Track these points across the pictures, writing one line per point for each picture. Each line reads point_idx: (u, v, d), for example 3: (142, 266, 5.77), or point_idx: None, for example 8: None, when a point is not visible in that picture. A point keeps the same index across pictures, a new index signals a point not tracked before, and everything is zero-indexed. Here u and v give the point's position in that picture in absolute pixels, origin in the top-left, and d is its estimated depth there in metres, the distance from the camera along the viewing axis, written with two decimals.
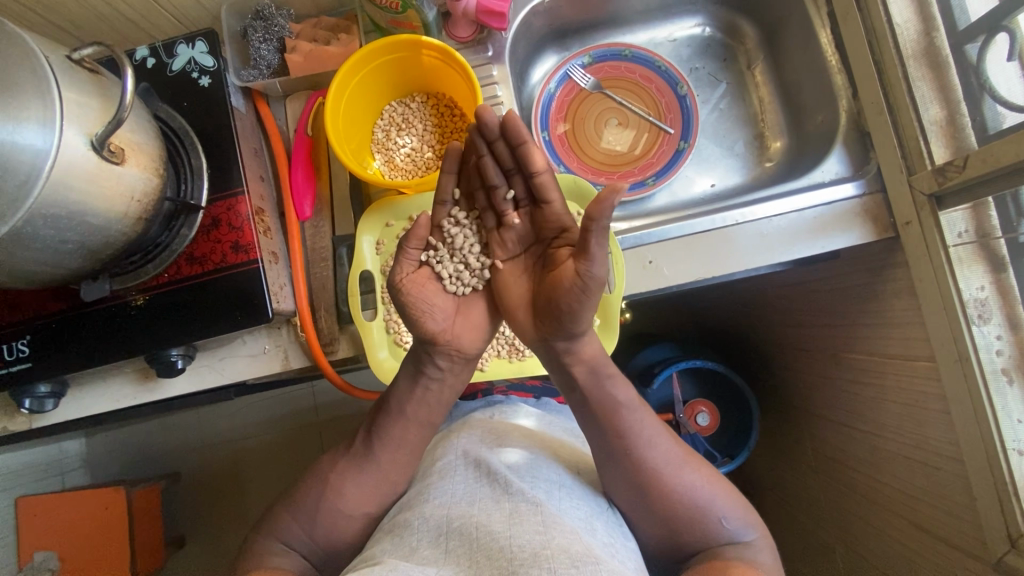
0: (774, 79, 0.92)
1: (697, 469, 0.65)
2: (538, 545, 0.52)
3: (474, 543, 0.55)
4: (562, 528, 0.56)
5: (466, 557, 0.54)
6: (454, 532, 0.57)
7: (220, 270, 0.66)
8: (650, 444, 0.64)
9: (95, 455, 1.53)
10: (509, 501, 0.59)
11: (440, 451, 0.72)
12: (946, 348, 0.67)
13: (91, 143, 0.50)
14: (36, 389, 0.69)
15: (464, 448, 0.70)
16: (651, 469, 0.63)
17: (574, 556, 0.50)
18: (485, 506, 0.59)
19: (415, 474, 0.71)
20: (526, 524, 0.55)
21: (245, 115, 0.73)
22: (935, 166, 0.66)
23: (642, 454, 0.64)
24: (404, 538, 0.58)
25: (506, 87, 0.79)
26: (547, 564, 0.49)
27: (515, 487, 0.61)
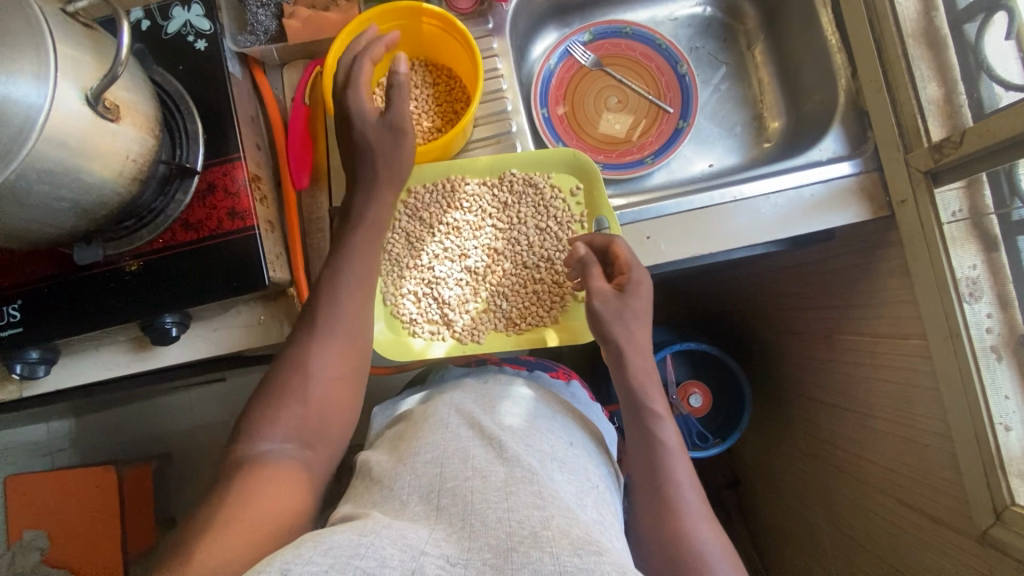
0: (773, 59, 0.92)
1: (713, 526, 0.64)
2: (538, 525, 0.51)
3: (467, 506, 0.54)
4: (559, 502, 0.56)
5: (458, 518, 0.53)
6: (446, 491, 0.56)
7: (215, 237, 0.65)
8: (678, 471, 0.66)
9: (84, 435, 1.52)
10: (505, 468, 0.59)
11: (435, 408, 0.72)
12: (937, 324, 0.68)
13: (85, 98, 0.49)
14: (26, 354, 0.67)
15: (461, 411, 0.70)
16: (669, 494, 0.65)
17: (576, 544, 0.49)
18: (479, 467, 0.59)
19: (407, 427, 0.71)
20: (522, 496, 0.55)
21: (241, 81, 0.72)
22: (932, 144, 0.67)
23: (668, 477, 0.65)
24: (394, 492, 0.58)
25: (505, 59, 0.79)
26: (549, 548, 0.48)
27: (511, 456, 0.61)
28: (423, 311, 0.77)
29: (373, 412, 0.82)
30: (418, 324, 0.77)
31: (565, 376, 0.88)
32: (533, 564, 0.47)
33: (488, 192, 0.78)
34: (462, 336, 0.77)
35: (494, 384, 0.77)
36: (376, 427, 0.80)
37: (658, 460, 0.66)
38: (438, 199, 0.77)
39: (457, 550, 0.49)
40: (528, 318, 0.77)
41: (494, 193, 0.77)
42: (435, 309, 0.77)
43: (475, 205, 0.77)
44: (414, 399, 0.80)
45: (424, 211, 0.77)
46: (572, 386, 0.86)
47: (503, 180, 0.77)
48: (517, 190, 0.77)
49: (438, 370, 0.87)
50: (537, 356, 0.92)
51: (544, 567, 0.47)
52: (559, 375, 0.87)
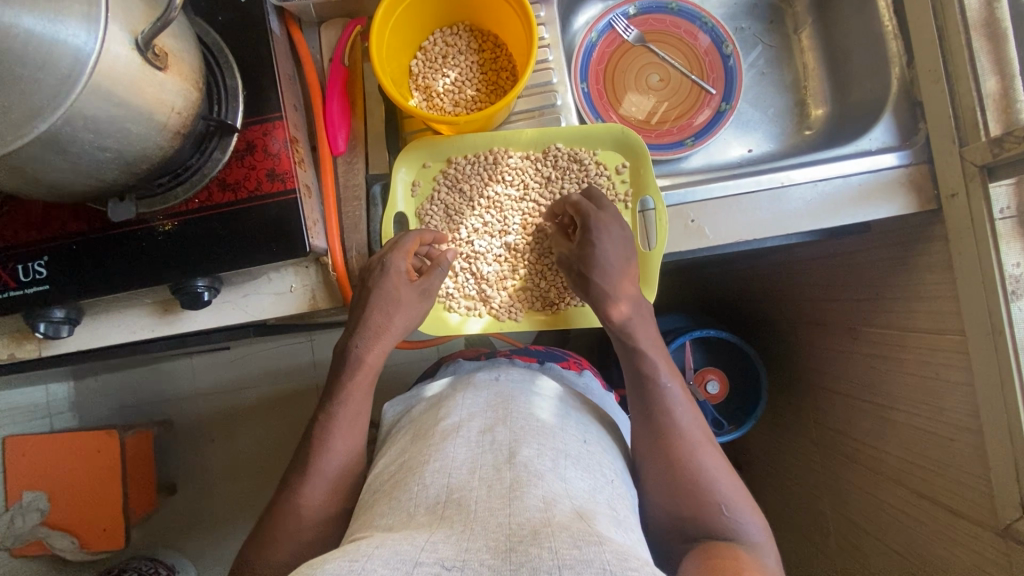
0: (821, 44, 0.90)
1: (716, 456, 0.64)
2: (538, 524, 0.47)
3: (471, 514, 0.49)
4: (564, 503, 0.51)
5: (461, 524, 0.48)
6: (451, 503, 0.51)
7: (255, 198, 0.63)
8: (672, 403, 0.65)
9: (85, 398, 1.50)
10: (510, 470, 0.54)
11: (444, 408, 0.66)
12: (979, 320, 0.68)
13: (135, 43, 0.46)
14: (51, 313, 0.65)
15: (469, 410, 0.65)
16: (673, 434, 0.63)
17: (575, 535, 0.44)
18: (485, 475, 0.54)
19: (417, 430, 0.65)
20: (528, 500, 0.50)
21: (280, 38, 0.69)
22: (990, 138, 0.66)
23: (663, 410, 0.65)
24: (402, 502, 0.53)
25: (552, 28, 0.76)
26: (547, 543, 0.44)
27: (519, 457, 0.56)
28: (461, 286, 0.77)
29: (386, 404, 0.79)
30: (455, 300, 0.78)
31: (577, 366, 0.86)
32: (531, 561, 0.42)
33: (531, 166, 0.76)
34: (500, 312, 0.78)
35: (507, 382, 0.71)
36: (390, 419, 0.77)
37: (651, 394, 0.66)
38: (479, 171, 0.76)
39: (455, 552, 0.44)
40: (565, 297, 0.78)
41: (538, 167, 0.76)
42: (473, 284, 0.78)
43: (517, 178, 0.76)
44: (435, 388, 0.77)
45: (465, 183, 0.77)
46: (584, 377, 0.84)
47: (549, 155, 0.76)
48: (561, 165, 0.76)
49: (451, 363, 0.86)
50: (547, 348, 0.90)
51: (542, 564, 0.42)
52: (569, 366, 0.85)
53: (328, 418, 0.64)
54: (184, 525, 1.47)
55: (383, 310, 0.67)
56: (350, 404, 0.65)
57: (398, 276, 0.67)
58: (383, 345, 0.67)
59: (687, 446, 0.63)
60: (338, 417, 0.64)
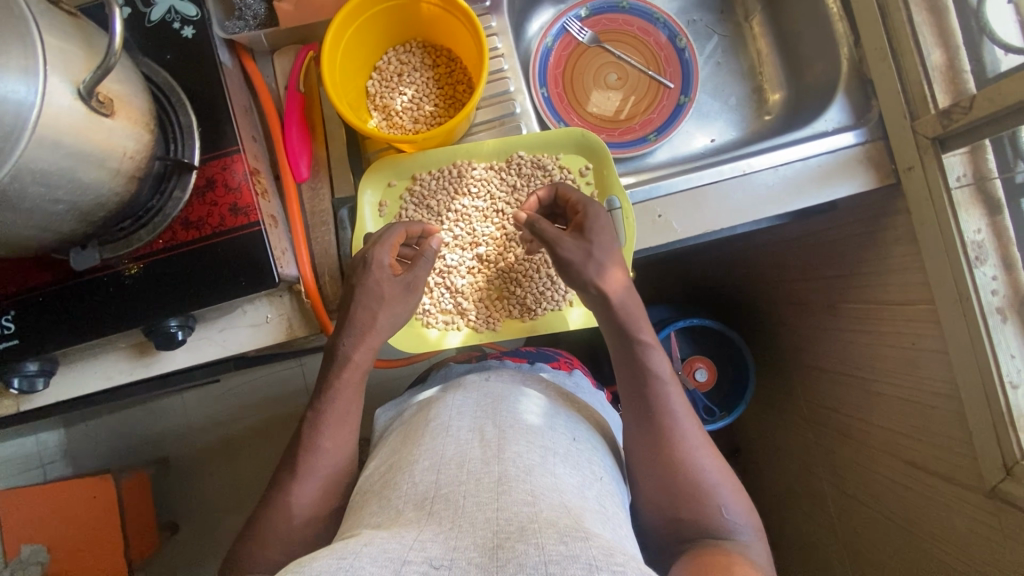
0: (771, 30, 0.92)
1: (711, 451, 0.64)
2: (526, 519, 0.47)
3: (459, 511, 0.49)
4: (552, 498, 0.51)
5: (450, 521, 0.48)
6: (440, 498, 0.51)
7: (219, 234, 0.63)
8: (670, 399, 0.65)
9: (76, 446, 1.48)
10: (498, 465, 0.54)
11: (433, 409, 0.67)
12: (946, 289, 0.69)
13: (78, 93, 0.46)
14: (24, 367, 0.64)
15: (459, 410, 0.65)
16: (669, 431, 0.64)
17: (563, 531, 0.45)
18: (473, 469, 0.54)
19: (407, 431, 0.65)
20: (515, 494, 0.50)
21: (232, 71, 0.69)
22: (939, 110, 0.67)
23: (661, 405, 0.65)
24: (390, 501, 0.53)
25: (506, 38, 0.77)
26: (534, 539, 0.44)
27: (506, 452, 0.56)
28: (437, 302, 0.77)
29: (378, 411, 0.79)
30: (432, 316, 0.78)
31: (568, 367, 0.86)
32: (517, 557, 0.42)
33: (496, 176, 0.77)
34: (477, 324, 0.78)
35: (496, 381, 0.71)
36: (383, 424, 0.76)
37: (647, 385, 0.65)
38: (445, 185, 0.76)
39: (443, 550, 0.44)
40: (543, 302, 0.77)
41: (502, 176, 0.77)
42: (448, 298, 0.78)
43: (483, 189, 0.77)
44: (424, 394, 0.77)
45: (431, 199, 0.77)
46: (574, 377, 0.83)
47: (512, 163, 0.76)
48: (525, 172, 0.76)
49: (441, 368, 0.86)
50: (537, 348, 0.91)
51: (529, 560, 0.42)
52: (560, 366, 0.85)
53: (315, 418, 0.64)
54: (188, 562, 1.45)
55: (367, 307, 0.66)
56: (334, 430, 0.64)
57: (380, 271, 0.66)
58: (370, 344, 0.66)
59: (678, 442, 0.63)
60: (321, 441, 0.63)
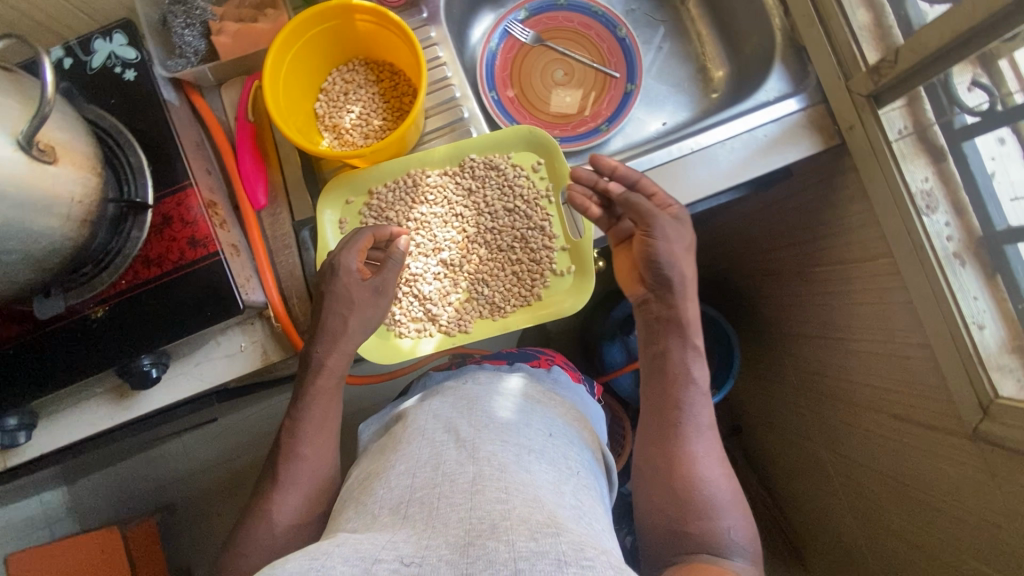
0: (708, 10, 0.94)
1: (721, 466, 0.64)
2: (498, 517, 0.47)
3: (433, 512, 0.49)
4: (524, 494, 0.51)
5: (423, 522, 0.48)
6: (414, 501, 0.52)
7: (180, 268, 0.63)
8: (694, 414, 0.66)
9: (78, 502, 1.47)
10: (473, 465, 0.55)
11: (411, 416, 0.67)
12: (902, 240, 0.70)
13: (17, 143, 0.47)
14: (4, 423, 0.65)
15: (435, 414, 0.65)
16: (684, 444, 0.64)
17: (533, 529, 0.45)
18: (448, 470, 0.55)
19: (387, 441, 0.66)
20: (487, 493, 0.51)
21: (179, 108, 0.70)
22: (869, 67, 0.69)
23: (683, 417, 0.66)
24: (367, 506, 0.54)
25: (446, 47, 0.79)
26: (505, 537, 0.45)
27: (481, 452, 0.57)
28: (406, 310, 0.78)
29: (361, 426, 0.78)
30: (403, 325, 0.78)
31: (547, 364, 0.85)
32: (487, 554, 0.43)
33: (451, 181, 0.78)
34: (449, 328, 0.78)
35: (473, 383, 0.72)
36: (366, 440, 0.76)
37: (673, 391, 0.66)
38: (402, 196, 0.77)
39: (414, 549, 0.44)
40: (510, 300, 0.78)
41: (457, 180, 0.78)
42: (418, 306, 0.78)
43: (440, 196, 0.78)
44: (409, 400, 0.78)
45: (390, 211, 0.78)
46: (553, 373, 0.82)
47: (465, 167, 0.78)
48: (479, 174, 0.78)
49: (421, 379, 0.87)
50: (519, 349, 0.90)
51: (498, 557, 0.42)
52: (539, 363, 0.84)
53: (292, 427, 0.65)
54: None
55: (337, 314, 0.66)
56: (312, 448, 0.64)
57: (349, 276, 0.66)
58: (343, 349, 0.67)
59: (691, 457, 0.64)
60: (302, 462, 0.64)
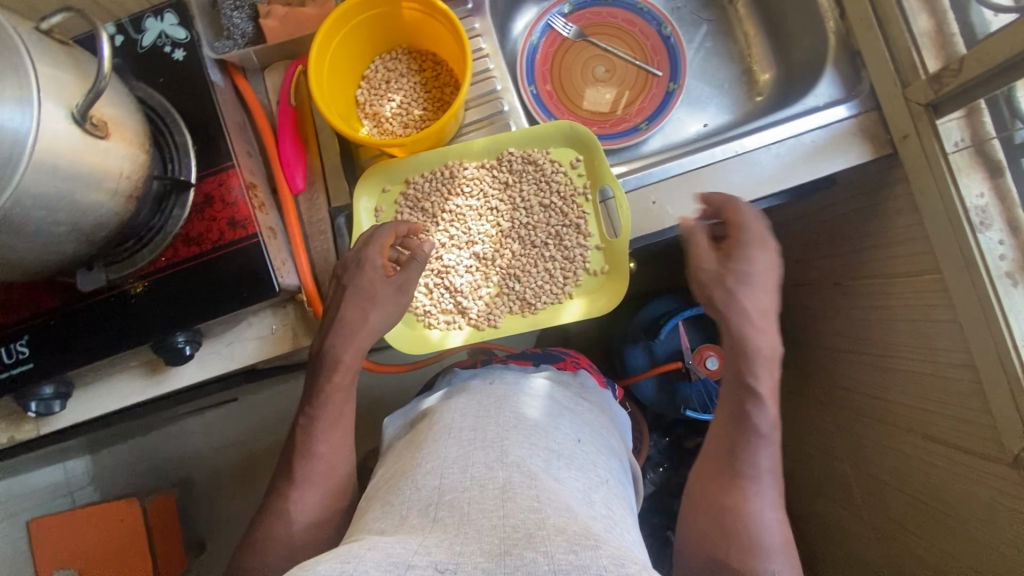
0: (757, 11, 0.91)
1: (780, 517, 0.60)
2: (533, 525, 0.47)
3: (464, 517, 0.49)
4: (558, 503, 0.51)
5: (455, 527, 0.48)
6: (444, 505, 0.51)
7: (218, 248, 0.64)
8: (759, 453, 0.62)
9: (101, 471, 1.50)
10: (503, 471, 0.54)
11: (437, 415, 0.67)
12: (952, 257, 0.68)
13: (72, 117, 0.48)
14: (40, 391, 0.66)
15: (461, 414, 0.65)
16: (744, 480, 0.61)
17: (571, 539, 0.45)
18: (477, 474, 0.54)
19: (412, 438, 0.65)
20: (521, 501, 0.50)
21: (225, 89, 0.71)
22: (929, 75, 0.66)
23: (746, 455, 0.62)
24: (395, 506, 0.53)
25: (490, 39, 0.78)
26: (542, 547, 0.44)
27: (511, 456, 0.56)
28: (437, 302, 0.78)
29: (386, 420, 0.78)
30: (433, 316, 0.78)
31: (573, 367, 0.85)
32: (526, 565, 0.43)
33: (488, 175, 0.78)
34: (478, 322, 0.78)
35: (499, 384, 0.72)
36: (391, 435, 0.76)
37: (739, 436, 0.63)
38: (438, 186, 0.77)
39: (448, 555, 0.44)
40: (541, 297, 0.77)
41: (494, 174, 0.77)
42: (449, 298, 0.78)
43: (476, 188, 0.78)
44: (433, 396, 0.77)
45: (426, 201, 0.77)
46: (580, 377, 0.82)
47: (503, 161, 0.77)
48: (517, 169, 0.77)
49: (445, 374, 0.86)
50: (544, 350, 0.90)
51: (537, 568, 0.42)
52: (566, 366, 0.84)
53: (312, 415, 0.65)
54: None
55: (357, 307, 0.66)
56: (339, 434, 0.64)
57: (373, 271, 0.67)
58: (359, 344, 0.67)
59: (748, 493, 0.60)
60: (326, 447, 0.64)
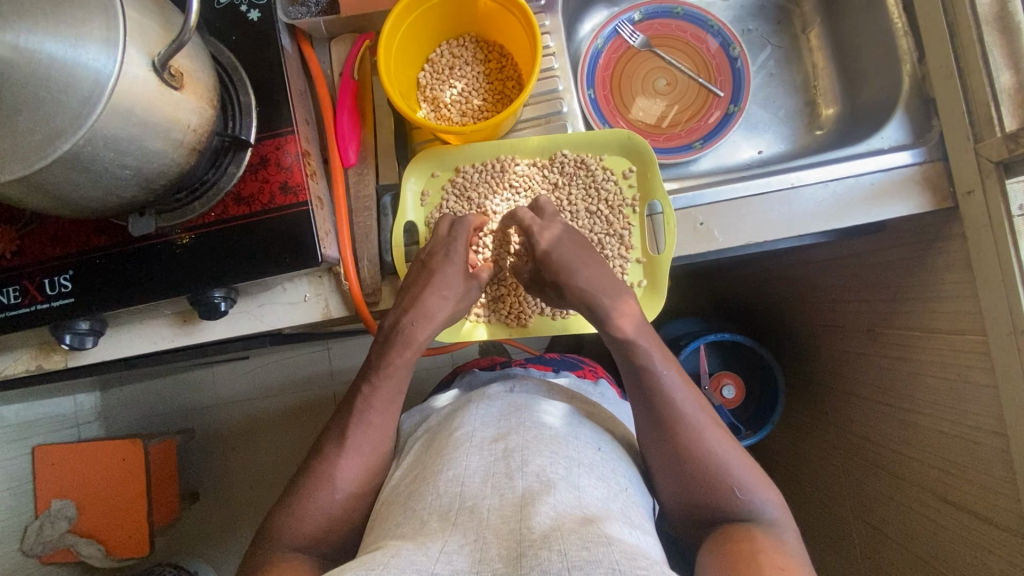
0: (830, 43, 0.90)
1: (722, 434, 0.62)
2: (548, 528, 0.48)
3: (483, 522, 0.50)
4: (574, 509, 0.51)
5: (474, 532, 0.50)
6: (464, 510, 0.52)
7: (269, 211, 0.65)
8: (673, 389, 0.63)
9: (111, 409, 1.54)
10: (522, 480, 0.55)
11: (458, 419, 0.67)
12: (1000, 321, 0.66)
13: (152, 65, 0.48)
14: (76, 325, 0.67)
15: (482, 422, 0.65)
16: (678, 424, 0.61)
17: (585, 537, 0.46)
18: (498, 484, 0.55)
19: (432, 439, 0.66)
20: (538, 506, 0.51)
21: (292, 54, 0.71)
22: (1006, 132, 0.64)
23: (664, 399, 0.62)
24: (416, 510, 0.54)
25: (558, 37, 0.77)
26: (557, 546, 0.45)
27: (530, 463, 0.56)
28: None
29: (403, 416, 0.80)
30: None
31: (593, 376, 0.86)
32: (541, 565, 0.44)
33: (538, 173, 0.77)
34: (508, 320, 0.78)
35: (521, 393, 0.72)
36: (406, 429, 0.77)
37: (650, 385, 0.63)
38: (487, 179, 0.77)
39: (470, 563, 0.46)
40: None
41: (545, 174, 0.77)
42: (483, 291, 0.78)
43: (525, 185, 0.77)
44: (453, 398, 0.78)
45: (473, 191, 0.77)
46: (601, 387, 0.83)
47: (555, 162, 0.77)
48: (567, 172, 0.77)
49: (466, 375, 0.87)
50: (563, 357, 0.91)
51: (552, 568, 0.44)
52: (585, 374, 0.85)
53: None
54: (208, 531, 1.49)
55: (435, 293, 0.69)
56: (359, 410, 0.65)
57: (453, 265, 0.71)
58: (426, 325, 0.69)
59: (692, 429, 0.61)
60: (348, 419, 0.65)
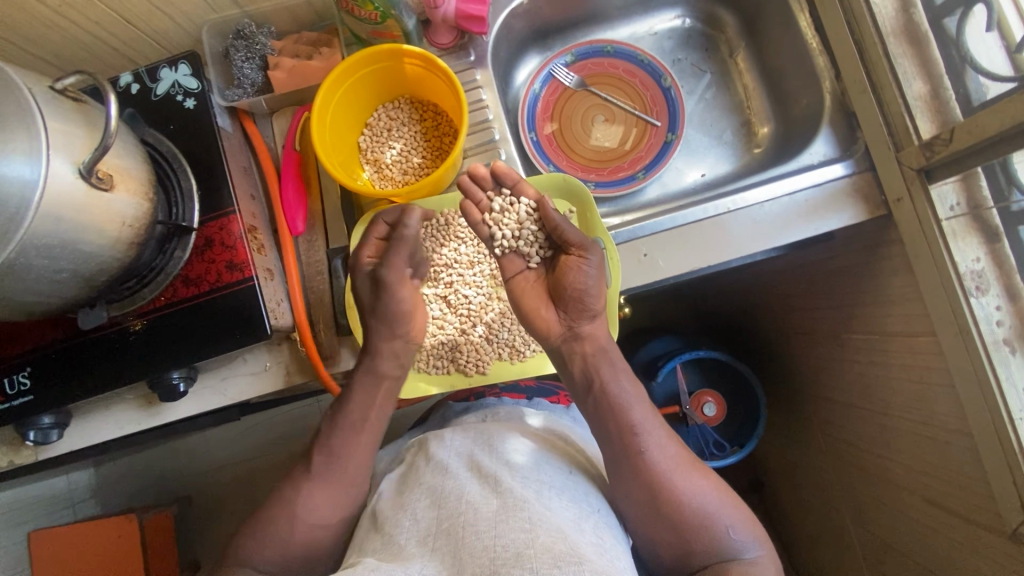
0: (756, 65, 0.93)
1: (701, 479, 0.64)
2: (522, 545, 0.48)
3: (460, 542, 0.51)
4: (549, 523, 0.52)
5: (451, 556, 0.50)
6: (442, 532, 0.53)
7: (217, 289, 0.66)
8: (650, 443, 0.64)
9: (104, 486, 1.52)
10: (497, 498, 0.55)
11: (430, 447, 0.67)
12: (946, 322, 0.67)
13: (79, 171, 0.50)
14: (40, 421, 0.68)
15: (455, 449, 0.65)
16: (660, 480, 0.63)
17: (558, 556, 0.47)
18: (473, 500, 0.55)
19: (409, 468, 0.67)
20: (513, 522, 0.51)
21: (232, 133, 0.74)
22: (922, 141, 0.66)
23: (643, 453, 0.64)
24: (394, 537, 0.55)
25: (490, 90, 0.80)
26: (529, 565, 0.46)
27: (505, 483, 0.57)
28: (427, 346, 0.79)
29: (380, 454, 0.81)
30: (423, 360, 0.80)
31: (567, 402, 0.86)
32: None
33: None
34: (466, 367, 0.79)
35: (495, 420, 0.72)
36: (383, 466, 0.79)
37: (628, 443, 0.64)
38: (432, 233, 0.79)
39: None
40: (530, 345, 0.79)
41: None
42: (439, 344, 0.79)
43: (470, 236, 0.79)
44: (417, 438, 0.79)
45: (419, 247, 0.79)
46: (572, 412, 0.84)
47: None
48: None
49: (441, 408, 0.86)
50: (538, 382, 0.90)
51: None
52: (558, 399, 0.85)
53: None
54: None
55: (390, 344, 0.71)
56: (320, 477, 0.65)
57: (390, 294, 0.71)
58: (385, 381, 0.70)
59: (670, 483, 0.62)
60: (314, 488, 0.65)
